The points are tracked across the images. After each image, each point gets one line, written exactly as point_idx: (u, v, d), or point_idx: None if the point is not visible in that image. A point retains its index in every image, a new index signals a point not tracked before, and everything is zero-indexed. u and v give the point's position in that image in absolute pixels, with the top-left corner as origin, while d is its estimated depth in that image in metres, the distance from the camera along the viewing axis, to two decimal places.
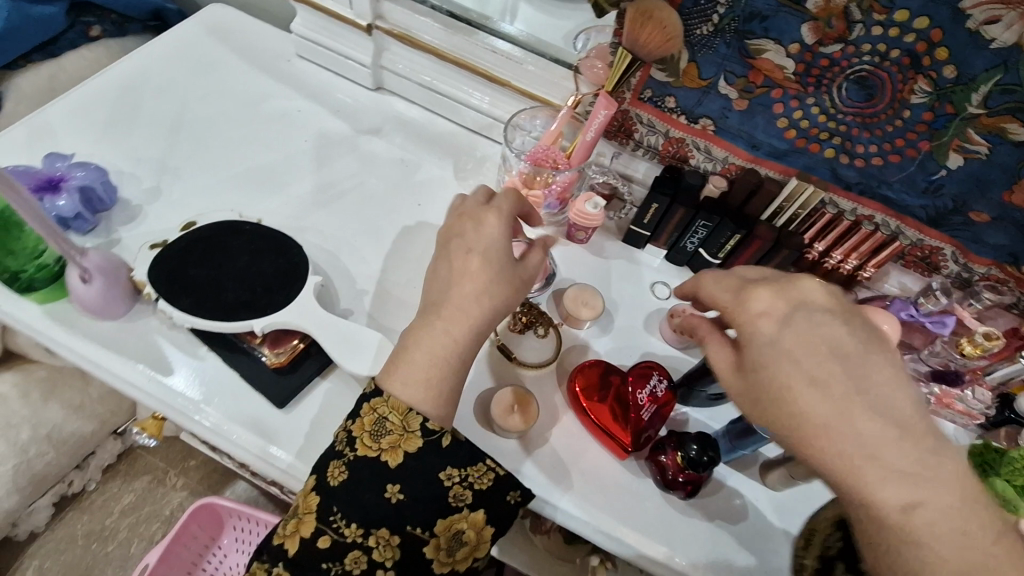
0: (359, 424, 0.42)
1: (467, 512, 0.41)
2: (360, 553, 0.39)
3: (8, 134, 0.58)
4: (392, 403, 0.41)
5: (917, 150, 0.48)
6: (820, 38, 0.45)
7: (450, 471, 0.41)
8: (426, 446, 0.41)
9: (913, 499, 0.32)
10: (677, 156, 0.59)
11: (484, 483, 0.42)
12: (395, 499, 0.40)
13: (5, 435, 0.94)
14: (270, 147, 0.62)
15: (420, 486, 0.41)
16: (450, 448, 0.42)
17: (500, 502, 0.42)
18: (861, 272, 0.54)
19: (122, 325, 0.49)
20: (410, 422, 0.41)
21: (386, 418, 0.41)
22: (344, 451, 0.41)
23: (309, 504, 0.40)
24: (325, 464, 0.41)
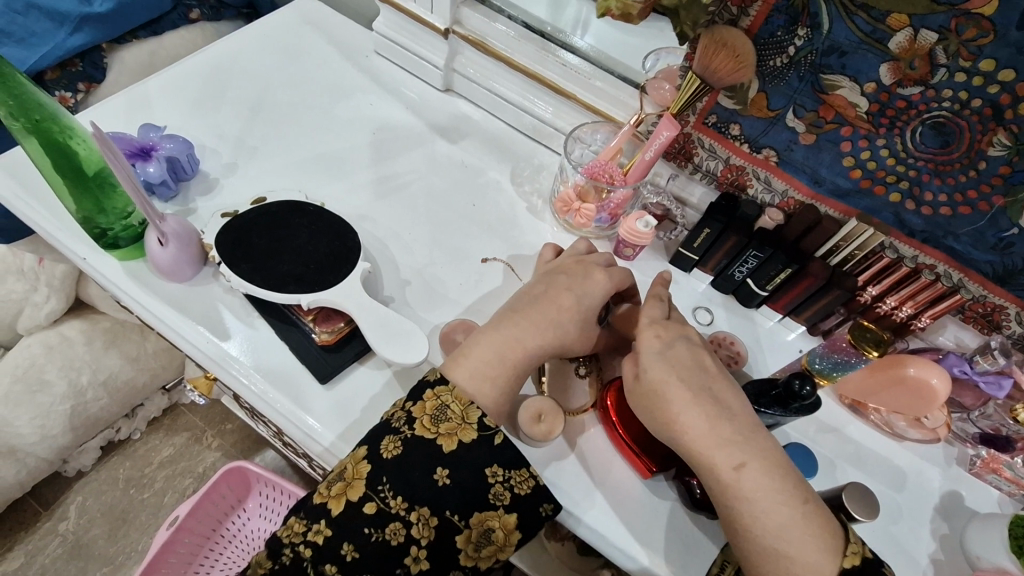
0: (420, 407, 0.43)
1: (502, 511, 0.43)
2: (399, 526, 0.41)
3: (111, 101, 0.63)
4: (456, 393, 0.43)
5: (989, 204, 0.46)
6: (899, 79, 0.45)
7: (496, 469, 0.43)
8: (479, 440, 0.43)
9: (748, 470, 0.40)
10: (735, 184, 0.58)
11: (525, 488, 0.43)
12: (442, 482, 0.42)
13: (69, 376, 1.03)
14: (340, 136, 0.66)
15: (468, 476, 0.42)
16: (501, 446, 0.43)
17: (533, 510, 0.44)
18: (914, 322, 0.53)
19: (189, 287, 0.53)
20: (469, 413, 0.43)
21: (448, 406, 0.43)
22: (402, 427, 0.43)
23: (359, 471, 0.42)
24: (381, 437, 0.43)
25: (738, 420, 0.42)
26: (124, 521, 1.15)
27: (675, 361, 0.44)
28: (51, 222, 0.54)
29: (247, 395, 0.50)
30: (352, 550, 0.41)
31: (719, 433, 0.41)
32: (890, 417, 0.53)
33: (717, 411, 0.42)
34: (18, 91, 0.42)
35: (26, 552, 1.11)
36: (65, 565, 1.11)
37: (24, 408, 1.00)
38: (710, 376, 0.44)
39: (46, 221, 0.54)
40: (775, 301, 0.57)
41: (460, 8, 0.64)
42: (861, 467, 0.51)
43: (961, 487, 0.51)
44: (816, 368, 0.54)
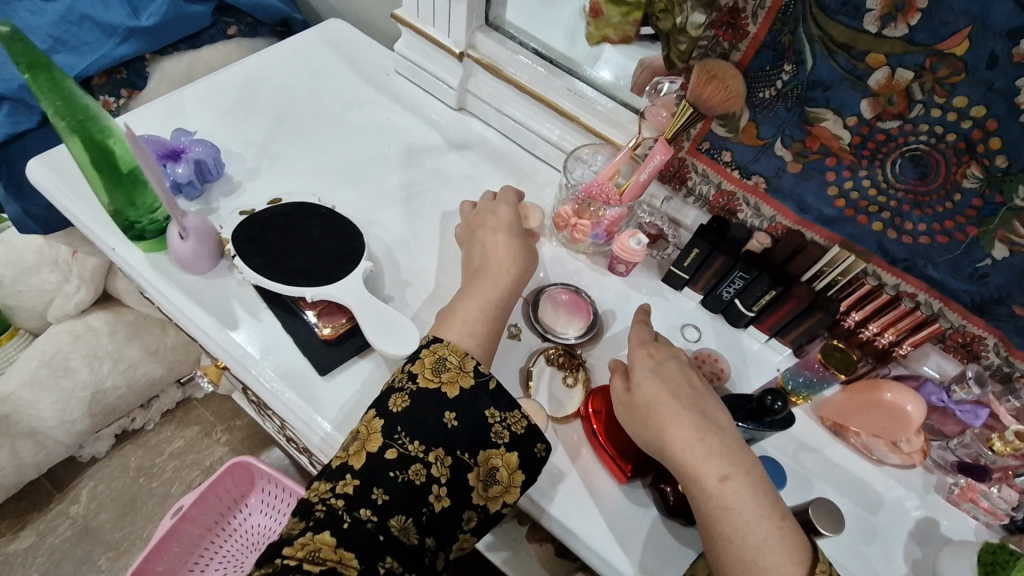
0: (420, 363, 0.47)
1: (502, 450, 0.46)
2: (420, 467, 0.43)
3: (149, 107, 0.69)
4: (452, 346, 0.48)
5: (965, 234, 0.48)
6: (879, 113, 0.47)
7: (493, 411, 0.46)
8: (476, 386, 0.47)
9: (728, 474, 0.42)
10: (726, 209, 0.61)
11: (520, 428, 0.47)
12: (451, 424, 0.45)
13: (91, 364, 1.08)
14: (357, 147, 0.70)
15: (471, 419, 0.45)
16: (496, 391, 0.47)
17: (530, 453, 0.46)
18: (897, 349, 0.54)
19: (206, 279, 0.57)
20: (466, 363, 0.47)
21: (447, 358, 0.47)
22: (406, 385, 0.46)
23: (373, 427, 0.45)
24: (387, 397, 0.46)
25: (707, 428, 0.44)
26: (132, 508, 1.19)
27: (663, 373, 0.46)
28: (86, 213, 0.59)
29: (252, 382, 0.54)
30: (382, 493, 0.42)
31: (687, 440, 0.44)
32: (869, 441, 0.54)
33: (687, 418, 0.44)
34: (65, 93, 0.46)
35: (37, 532, 1.15)
36: (72, 547, 1.15)
37: (48, 391, 1.06)
38: (685, 388, 0.47)
39: (83, 213, 0.59)
40: (762, 322, 0.59)
41: (475, 33, 0.69)
42: (838, 486, 0.52)
43: (939, 514, 0.52)
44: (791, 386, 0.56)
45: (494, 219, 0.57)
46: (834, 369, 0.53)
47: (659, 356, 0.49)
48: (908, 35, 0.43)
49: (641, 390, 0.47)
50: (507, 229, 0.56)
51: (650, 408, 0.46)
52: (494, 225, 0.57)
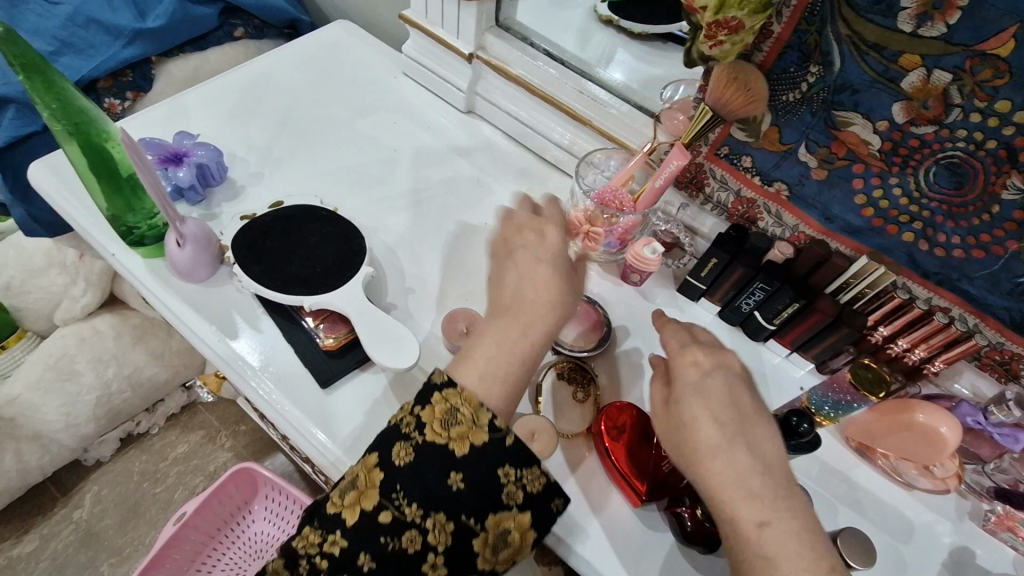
0: (430, 411, 0.42)
1: (515, 511, 0.42)
2: (416, 533, 0.40)
3: (153, 109, 0.67)
4: (465, 395, 0.43)
5: (1004, 248, 0.45)
6: (912, 117, 0.44)
7: (508, 469, 0.42)
8: (490, 442, 0.42)
9: (763, 518, 0.38)
10: (745, 217, 0.58)
11: (535, 486, 0.43)
12: (456, 486, 0.41)
13: (96, 368, 1.07)
14: (363, 152, 0.68)
15: (481, 480, 0.42)
16: (512, 446, 0.43)
17: (546, 507, 0.44)
18: (928, 366, 0.51)
19: (205, 287, 0.55)
20: (480, 416, 0.42)
21: (458, 409, 0.42)
22: (412, 434, 0.42)
23: (372, 478, 0.41)
24: (391, 444, 0.42)
25: (753, 460, 0.40)
26: (135, 513, 1.18)
27: (704, 394, 0.42)
28: (86, 219, 0.57)
29: (253, 396, 0.52)
30: (369, 560, 0.40)
31: (726, 471, 0.39)
32: (898, 463, 0.51)
33: None
34: (62, 94, 0.45)
35: (40, 536, 1.14)
36: (75, 552, 1.14)
37: (53, 395, 1.05)
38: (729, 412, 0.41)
39: (83, 218, 0.57)
40: (783, 335, 0.56)
41: (485, 35, 0.67)
42: (864, 512, 0.49)
43: (974, 544, 0.49)
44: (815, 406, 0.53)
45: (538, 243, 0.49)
46: (863, 390, 0.50)
47: (707, 366, 0.44)
48: (947, 34, 0.40)
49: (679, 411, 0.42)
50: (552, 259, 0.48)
51: (688, 431, 0.41)
52: (536, 251, 0.49)
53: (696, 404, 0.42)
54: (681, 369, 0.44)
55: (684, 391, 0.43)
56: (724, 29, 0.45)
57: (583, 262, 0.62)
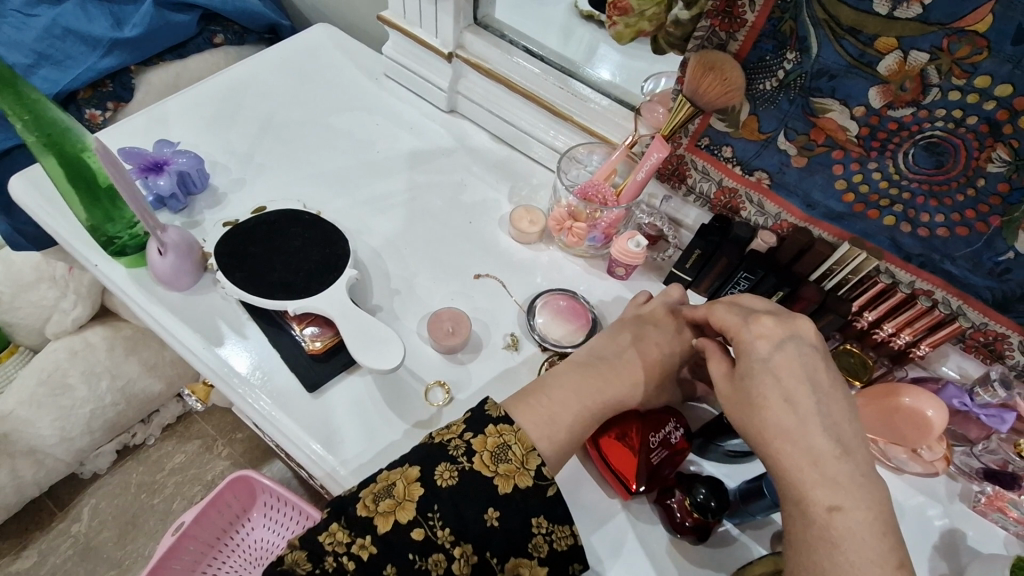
0: (482, 440, 0.43)
1: (534, 562, 0.42)
2: (442, 558, 0.40)
3: (133, 119, 0.67)
4: (520, 436, 0.43)
5: (987, 224, 0.45)
6: (890, 101, 0.44)
7: (542, 519, 0.42)
8: (534, 488, 0.42)
9: (834, 502, 0.36)
10: (728, 207, 0.58)
11: (563, 545, 0.42)
12: (491, 523, 0.41)
13: (89, 380, 1.07)
14: (346, 154, 0.68)
15: (516, 522, 0.41)
16: (553, 498, 0.42)
17: (563, 568, 0.42)
18: (914, 349, 0.52)
19: (188, 295, 0.55)
20: (529, 460, 0.43)
21: (511, 447, 0.43)
22: (461, 458, 0.42)
23: (410, 492, 0.41)
24: (436, 462, 0.42)
25: (831, 444, 0.37)
26: (134, 525, 1.18)
27: (778, 370, 0.40)
28: (66, 231, 0.57)
29: (244, 406, 0.51)
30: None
31: (796, 451, 0.37)
32: (887, 447, 0.51)
33: None
34: (35, 106, 0.45)
35: (39, 552, 1.14)
36: (75, 566, 1.13)
37: (47, 409, 1.05)
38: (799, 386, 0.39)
39: (63, 229, 0.57)
40: None
41: (464, 33, 0.67)
42: None
43: (965, 525, 0.49)
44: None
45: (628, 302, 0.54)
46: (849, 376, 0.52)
47: (777, 338, 0.41)
48: (923, 15, 0.40)
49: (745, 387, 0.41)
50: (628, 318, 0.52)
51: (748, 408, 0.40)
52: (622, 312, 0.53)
53: (767, 383, 0.40)
54: (748, 343, 0.42)
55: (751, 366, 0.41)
56: (618, 11, 0.49)
57: (570, 259, 0.62)
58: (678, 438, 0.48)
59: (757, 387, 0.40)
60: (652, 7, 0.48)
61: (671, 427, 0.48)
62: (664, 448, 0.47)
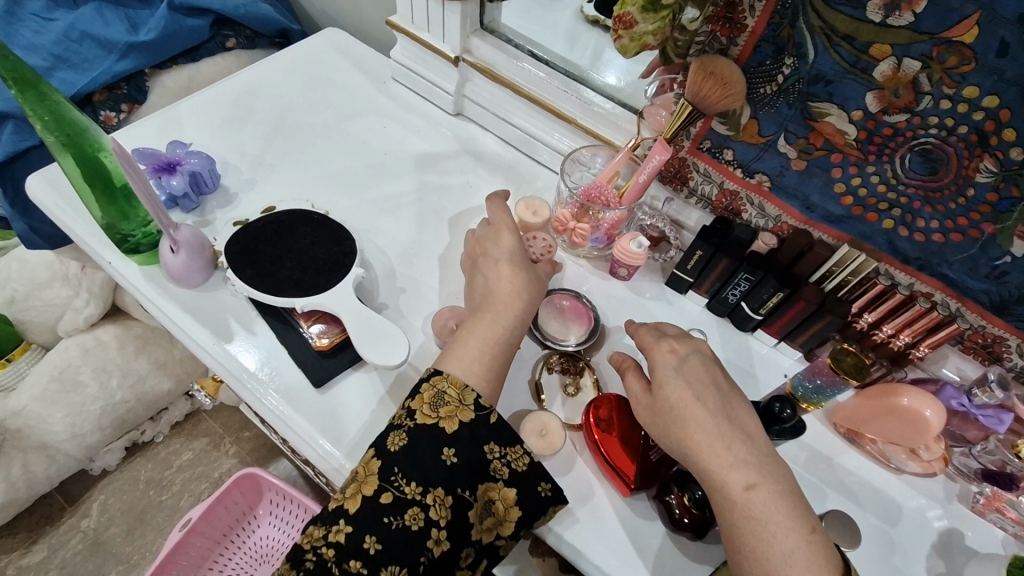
0: (419, 399, 0.46)
1: (501, 484, 0.45)
2: (418, 510, 0.42)
3: (147, 120, 0.69)
4: (451, 380, 0.46)
5: (980, 231, 0.46)
6: (885, 106, 0.45)
7: (494, 446, 0.45)
8: (476, 420, 0.45)
9: (751, 481, 0.41)
10: (730, 209, 0.59)
11: (522, 464, 0.45)
12: (451, 461, 0.44)
13: (100, 378, 1.09)
14: (353, 156, 0.69)
15: (472, 456, 0.44)
16: (497, 424, 0.46)
17: (532, 492, 0.45)
18: (913, 351, 0.52)
19: (199, 293, 0.56)
20: (466, 396, 0.46)
21: (445, 392, 0.46)
22: (405, 422, 0.45)
23: (370, 468, 0.43)
24: (385, 435, 0.45)
25: (734, 431, 0.43)
26: (142, 521, 1.19)
27: (690, 377, 0.46)
28: (82, 228, 0.58)
29: (254, 400, 0.52)
30: (375, 542, 0.41)
31: (717, 445, 0.42)
32: (886, 448, 0.51)
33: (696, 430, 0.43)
34: (54, 106, 0.46)
35: (49, 546, 1.16)
36: (84, 561, 1.15)
37: (58, 406, 1.07)
38: (710, 389, 0.45)
39: (79, 227, 0.59)
40: (770, 325, 0.57)
41: (470, 38, 0.68)
42: (852, 497, 0.50)
43: (963, 526, 0.49)
44: (800, 392, 0.54)
45: (496, 246, 0.55)
46: (846, 372, 0.51)
47: (682, 352, 0.48)
48: (914, 24, 0.41)
49: (664, 393, 0.45)
50: (509, 257, 0.54)
51: (672, 412, 0.44)
52: (495, 251, 0.54)
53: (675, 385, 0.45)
54: (659, 357, 0.48)
55: (664, 375, 0.46)
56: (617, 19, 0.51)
57: (572, 261, 0.63)
58: None
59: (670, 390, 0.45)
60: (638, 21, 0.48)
61: None
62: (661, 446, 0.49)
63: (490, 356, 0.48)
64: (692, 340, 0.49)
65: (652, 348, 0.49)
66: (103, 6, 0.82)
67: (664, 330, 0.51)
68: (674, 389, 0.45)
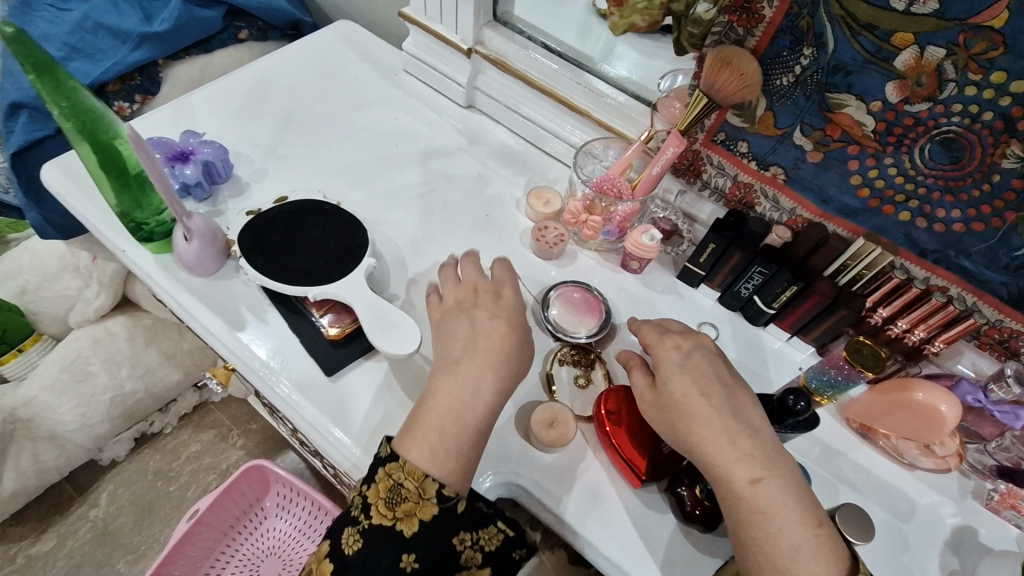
0: (374, 491, 0.44)
1: (474, 569, 0.44)
2: None
3: (160, 111, 0.69)
4: (408, 469, 0.43)
5: (1003, 221, 0.45)
6: (906, 96, 0.44)
7: (462, 536, 0.43)
8: (440, 513, 0.43)
9: (759, 476, 0.41)
10: (743, 202, 0.58)
11: (493, 544, 0.45)
12: (411, 566, 0.42)
13: (110, 368, 1.10)
14: (365, 147, 0.69)
15: (437, 551, 0.43)
16: (464, 513, 0.44)
17: (507, 558, 0.46)
18: (928, 346, 0.52)
19: (211, 281, 0.57)
20: (426, 487, 0.43)
21: (402, 484, 0.43)
22: (360, 521, 0.43)
23: (327, 569, 0.43)
24: (343, 530, 0.44)
25: (743, 425, 0.43)
26: (150, 511, 1.20)
27: (698, 372, 0.45)
28: (97, 217, 0.59)
29: (266, 390, 0.53)
30: None
31: (725, 440, 0.42)
32: (900, 444, 0.51)
33: (705, 423, 0.43)
34: (72, 95, 0.45)
35: (58, 535, 1.17)
36: (92, 549, 1.16)
37: (68, 396, 1.08)
38: (715, 384, 0.45)
39: (93, 216, 0.59)
40: (783, 320, 0.57)
41: (483, 29, 0.68)
42: (863, 493, 0.50)
43: (977, 523, 0.49)
44: (815, 386, 0.53)
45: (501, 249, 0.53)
46: (863, 368, 0.49)
47: (686, 348, 0.47)
48: (939, 11, 0.40)
49: (671, 388, 0.45)
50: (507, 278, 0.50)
51: (678, 408, 0.44)
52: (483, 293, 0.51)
53: (682, 380, 0.45)
54: (667, 351, 0.47)
55: (668, 371, 0.46)
56: None
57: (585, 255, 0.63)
58: None
59: (678, 385, 0.45)
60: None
61: None
62: None
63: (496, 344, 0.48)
64: (700, 334, 0.49)
65: (660, 343, 0.48)
66: None
67: (671, 326, 0.50)
68: (679, 384, 0.45)
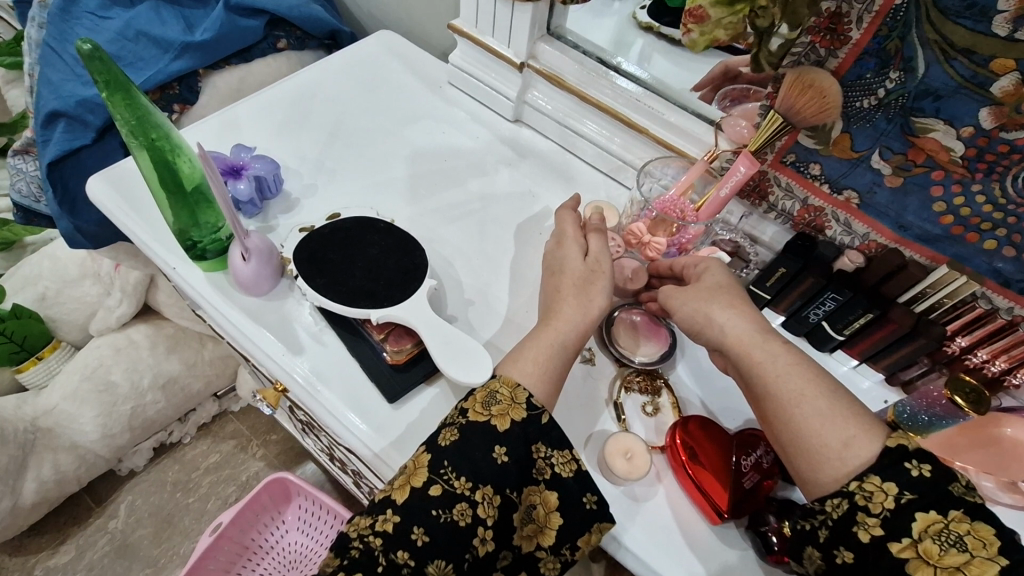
0: (471, 398, 0.45)
1: (542, 487, 0.43)
2: (466, 505, 0.41)
3: (205, 123, 0.67)
4: (504, 379, 0.45)
5: None
6: (1002, 122, 0.43)
7: (541, 445, 0.43)
8: (528, 420, 0.44)
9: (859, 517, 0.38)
10: (812, 225, 0.57)
11: (568, 471, 0.44)
12: (502, 459, 0.42)
13: (132, 378, 1.08)
14: (413, 160, 0.68)
15: (521, 453, 0.43)
16: (547, 425, 0.44)
17: (575, 502, 0.43)
18: (1008, 377, 0.50)
19: (266, 300, 0.55)
20: (518, 394, 0.44)
21: (497, 391, 0.44)
22: (456, 419, 0.44)
23: (420, 460, 0.42)
24: (437, 430, 0.44)
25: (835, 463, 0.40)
26: (170, 523, 1.18)
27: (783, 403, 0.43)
28: (146, 233, 0.57)
29: (322, 415, 0.51)
30: (422, 534, 0.40)
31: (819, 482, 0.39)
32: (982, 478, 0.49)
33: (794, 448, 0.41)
34: (140, 109, 0.45)
35: (77, 547, 1.14)
36: (111, 562, 1.13)
37: (89, 405, 1.06)
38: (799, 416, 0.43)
39: (143, 232, 0.57)
40: (852, 346, 0.56)
41: (537, 43, 0.67)
42: None
43: None
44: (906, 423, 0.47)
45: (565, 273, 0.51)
46: (966, 405, 0.45)
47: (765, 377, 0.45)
48: None
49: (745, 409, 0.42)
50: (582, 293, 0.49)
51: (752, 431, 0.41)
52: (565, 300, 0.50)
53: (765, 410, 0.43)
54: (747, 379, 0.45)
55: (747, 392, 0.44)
56: (694, 18, 0.50)
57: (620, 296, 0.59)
58: (767, 462, 0.47)
59: None
60: (728, 16, 0.48)
61: (761, 450, 0.47)
62: (755, 473, 0.46)
63: (553, 366, 0.47)
64: None
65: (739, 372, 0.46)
66: (159, 5, 0.81)
67: None
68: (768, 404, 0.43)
